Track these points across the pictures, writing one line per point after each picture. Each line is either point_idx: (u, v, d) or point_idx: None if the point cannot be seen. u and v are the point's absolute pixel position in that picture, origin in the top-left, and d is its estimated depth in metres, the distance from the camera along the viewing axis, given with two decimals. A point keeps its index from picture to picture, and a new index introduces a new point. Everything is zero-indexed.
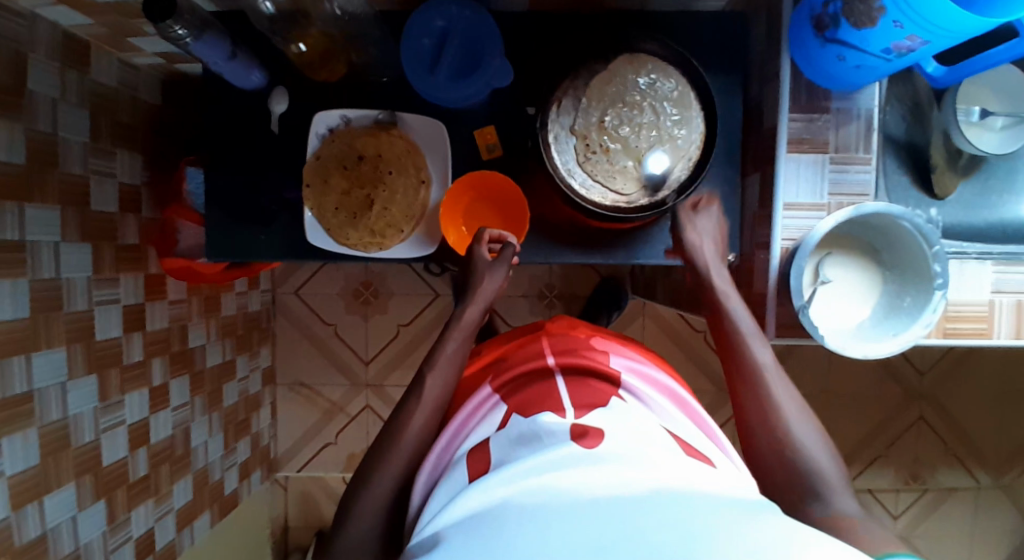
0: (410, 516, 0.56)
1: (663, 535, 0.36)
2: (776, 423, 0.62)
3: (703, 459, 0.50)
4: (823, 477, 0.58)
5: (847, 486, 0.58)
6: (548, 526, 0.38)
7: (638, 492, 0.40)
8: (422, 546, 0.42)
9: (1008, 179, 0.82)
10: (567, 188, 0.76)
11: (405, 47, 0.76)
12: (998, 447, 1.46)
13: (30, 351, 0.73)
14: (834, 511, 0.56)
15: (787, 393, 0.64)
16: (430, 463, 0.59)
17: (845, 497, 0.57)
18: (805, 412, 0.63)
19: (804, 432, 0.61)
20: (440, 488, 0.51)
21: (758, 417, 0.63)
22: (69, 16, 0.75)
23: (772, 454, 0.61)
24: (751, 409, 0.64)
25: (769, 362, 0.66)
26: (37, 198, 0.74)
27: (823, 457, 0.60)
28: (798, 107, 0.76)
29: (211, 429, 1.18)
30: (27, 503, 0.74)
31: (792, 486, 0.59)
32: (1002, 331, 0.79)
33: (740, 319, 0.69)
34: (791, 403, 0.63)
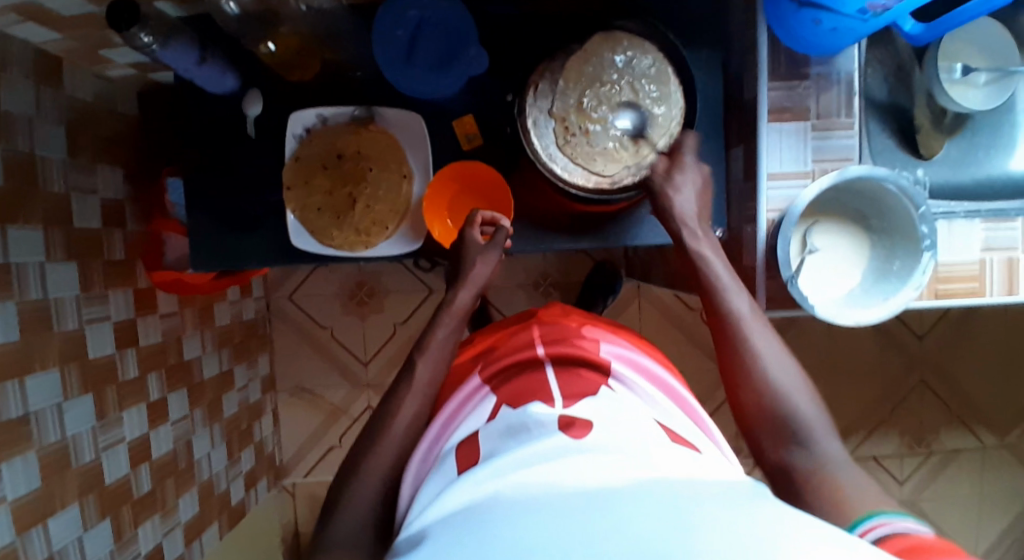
0: (399, 513, 0.56)
1: (645, 520, 0.35)
2: (758, 377, 0.63)
3: (690, 448, 0.50)
4: (806, 424, 0.60)
5: (830, 430, 0.60)
6: (531, 523, 0.37)
7: (623, 482, 0.40)
8: (410, 540, 0.42)
9: (995, 136, 0.82)
10: (549, 173, 0.75)
11: (377, 36, 0.75)
12: (1001, 406, 1.46)
13: (23, 373, 0.73)
14: (817, 457, 0.58)
15: (767, 344, 0.65)
16: (416, 461, 0.59)
17: (829, 441, 0.59)
18: (786, 362, 0.64)
19: (786, 382, 0.63)
20: (430, 486, 0.51)
21: (741, 373, 0.65)
22: (40, 33, 0.74)
23: (756, 406, 0.63)
24: (734, 365, 0.66)
25: (750, 317, 0.67)
26: (19, 218, 0.74)
27: (805, 406, 0.62)
28: (778, 76, 0.75)
29: (214, 440, 1.18)
30: (31, 526, 0.73)
31: (777, 436, 0.61)
32: (994, 289, 0.79)
33: (718, 273, 0.69)
34: (771, 355, 0.65)
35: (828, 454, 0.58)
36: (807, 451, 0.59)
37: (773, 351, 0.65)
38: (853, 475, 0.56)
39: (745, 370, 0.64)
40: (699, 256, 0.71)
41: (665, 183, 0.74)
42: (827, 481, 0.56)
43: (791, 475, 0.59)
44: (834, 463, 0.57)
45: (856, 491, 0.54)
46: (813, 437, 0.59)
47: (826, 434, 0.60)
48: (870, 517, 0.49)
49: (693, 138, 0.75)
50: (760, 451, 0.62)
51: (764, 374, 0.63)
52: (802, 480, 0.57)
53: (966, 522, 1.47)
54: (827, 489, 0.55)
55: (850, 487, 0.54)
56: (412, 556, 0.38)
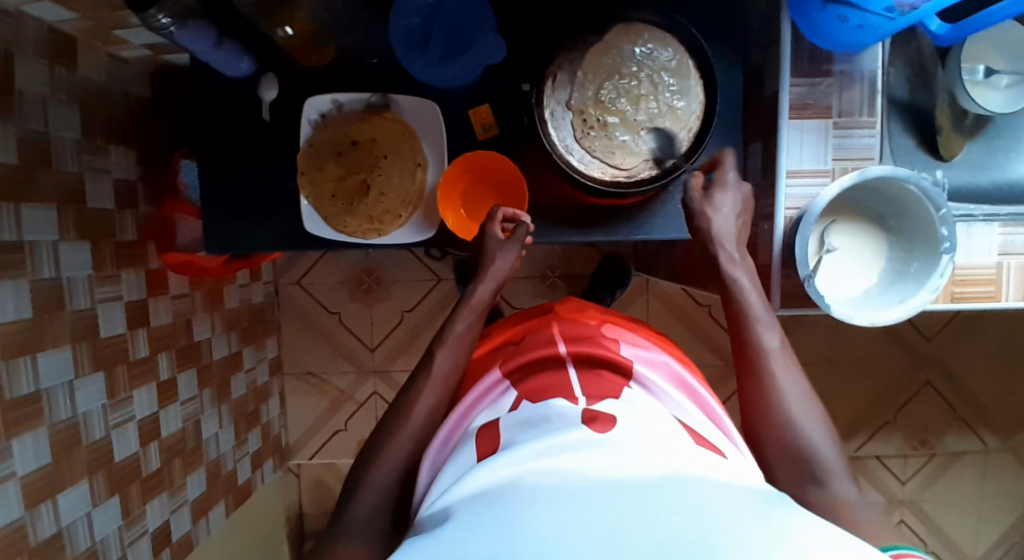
0: (417, 497, 0.57)
1: (673, 516, 0.36)
2: (785, 416, 0.62)
3: (715, 451, 0.50)
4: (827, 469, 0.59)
5: (849, 475, 0.60)
6: (563, 508, 0.37)
7: (648, 476, 0.40)
8: (430, 521, 0.42)
9: (1015, 138, 0.81)
10: (565, 165, 0.76)
11: (393, 29, 0.77)
12: (1008, 411, 1.46)
13: (35, 351, 0.73)
14: (834, 500, 0.58)
15: (793, 382, 0.64)
16: (435, 447, 0.59)
17: (846, 486, 0.59)
18: (812, 404, 0.63)
19: (810, 424, 0.62)
20: (450, 466, 0.52)
21: (763, 404, 0.64)
22: (56, 12, 0.73)
23: (778, 446, 0.62)
24: (756, 396, 0.65)
25: (777, 351, 0.66)
26: (33, 197, 0.74)
27: (826, 448, 0.61)
28: (800, 72, 0.74)
29: (221, 420, 1.19)
30: (41, 501, 0.74)
31: (796, 478, 0.60)
32: (1010, 294, 0.78)
33: (751, 303, 0.69)
34: (798, 397, 0.63)
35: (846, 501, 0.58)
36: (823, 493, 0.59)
37: (801, 393, 0.64)
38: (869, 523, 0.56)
39: (768, 409, 0.63)
40: (734, 283, 0.70)
41: (704, 202, 0.74)
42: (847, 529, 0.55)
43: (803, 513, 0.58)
44: (852, 512, 0.57)
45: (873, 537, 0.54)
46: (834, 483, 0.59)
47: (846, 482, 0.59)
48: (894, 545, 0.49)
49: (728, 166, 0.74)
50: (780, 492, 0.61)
51: (790, 414, 0.62)
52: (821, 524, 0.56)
53: (966, 524, 1.48)
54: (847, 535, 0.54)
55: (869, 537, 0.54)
56: (436, 533, 0.38)
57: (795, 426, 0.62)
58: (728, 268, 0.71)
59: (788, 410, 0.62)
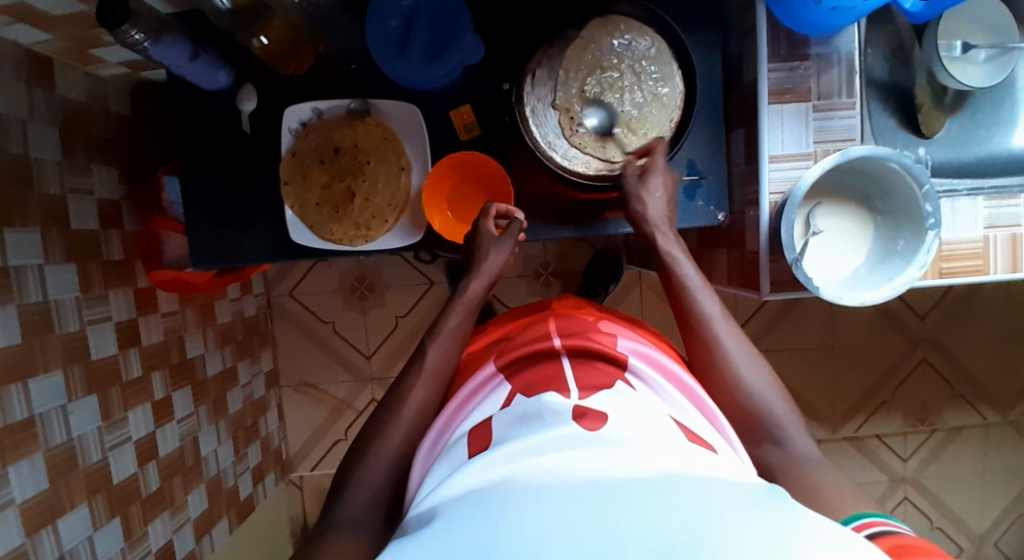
0: (409, 495, 0.56)
1: (663, 516, 0.36)
2: (734, 380, 0.64)
3: (707, 447, 0.50)
4: (783, 425, 0.63)
5: (803, 430, 0.63)
6: (551, 510, 0.37)
7: (639, 475, 0.40)
8: (419, 520, 0.42)
9: (996, 113, 0.81)
10: (550, 162, 0.76)
11: (370, 29, 0.74)
12: (1004, 383, 1.47)
13: (27, 376, 0.73)
14: (794, 455, 0.61)
15: (737, 344, 0.66)
16: (426, 444, 0.59)
17: (802, 440, 0.62)
18: (758, 363, 0.66)
19: (757, 384, 0.64)
20: (440, 465, 0.51)
21: (713, 371, 0.66)
22: (29, 33, 0.73)
23: (731, 408, 0.64)
24: (706, 363, 0.67)
25: (719, 318, 0.68)
26: (16, 221, 0.73)
27: (777, 405, 0.64)
28: (778, 57, 0.74)
29: (220, 436, 1.18)
30: (41, 527, 0.74)
31: (753, 435, 0.63)
32: (998, 267, 0.78)
33: (687, 274, 0.71)
34: (743, 358, 0.66)
35: (802, 451, 0.62)
36: (781, 450, 0.62)
37: (745, 354, 0.66)
38: (826, 472, 0.59)
39: (718, 375, 0.65)
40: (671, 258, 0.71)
41: (639, 186, 0.74)
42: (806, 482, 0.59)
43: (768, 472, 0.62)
44: (809, 464, 0.61)
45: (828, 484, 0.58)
46: (789, 437, 0.62)
47: (799, 432, 0.63)
48: (858, 517, 0.51)
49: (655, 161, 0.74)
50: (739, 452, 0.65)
51: (739, 377, 0.65)
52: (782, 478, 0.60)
53: (969, 499, 1.48)
54: (807, 485, 0.58)
55: (822, 482, 0.58)
56: (422, 535, 0.38)
57: (746, 388, 0.64)
58: (664, 246, 0.72)
59: (738, 374, 0.65)
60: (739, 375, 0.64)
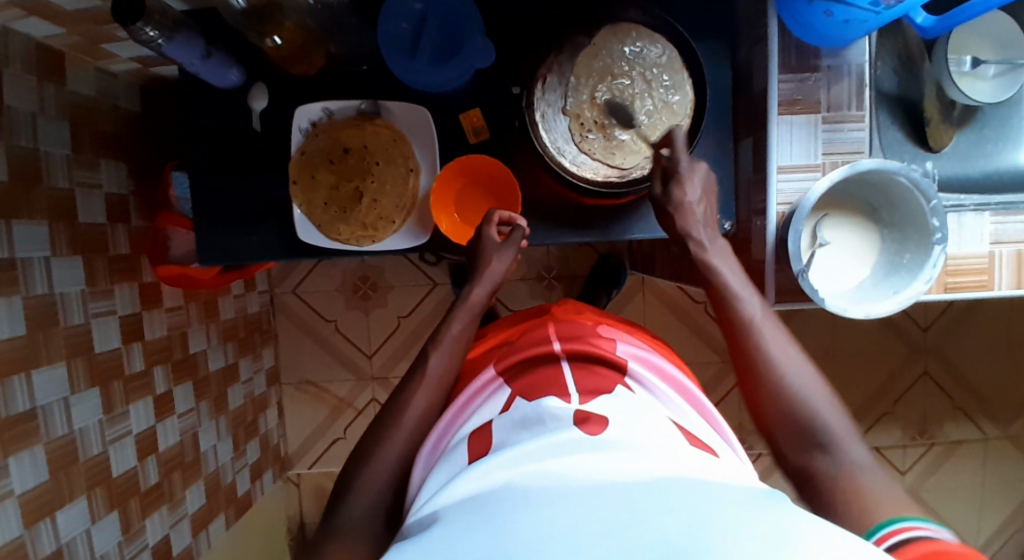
0: (410, 497, 0.57)
1: (660, 517, 0.36)
2: (778, 381, 0.62)
3: (708, 450, 0.50)
4: (830, 428, 0.60)
5: (856, 435, 0.60)
6: (550, 512, 0.37)
7: (637, 479, 0.40)
8: (419, 524, 0.42)
9: (1004, 128, 0.81)
10: (558, 166, 0.77)
11: (381, 32, 0.75)
12: (1005, 398, 1.47)
13: (30, 368, 0.73)
14: (846, 461, 0.58)
15: (780, 346, 0.65)
16: (427, 446, 0.60)
17: (855, 445, 0.59)
18: (803, 364, 0.64)
19: (802, 385, 0.62)
20: (440, 469, 0.52)
21: (755, 372, 0.64)
22: (41, 27, 0.73)
23: (774, 410, 0.62)
24: (747, 365, 0.65)
25: (761, 319, 0.67)
26: (24, 214, 0.73)
27: (825, 408, 0.61)
28: (788, 68, 0.74)
29: (220, 432, 1.18)
30: (40, 519, 0.74)
31: (799, 439, 0.60)
32: (1002, 283, 0.78)
33: (728, 276, 0.69)
34: (787, 358, 0.64)
35: (854, 459, 0.57)
36: (831, 456, 0.58)
37: (791, 356, 0.64)
38: (884, 482, 0.55)
39: (761, 376, 0.63)
40: (710, 260, 0.71)
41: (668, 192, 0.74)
42: (858, 492, 0.54)
43: (817, 481, 0.58)
44: (862, 472, 0.56)
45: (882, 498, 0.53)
46: (839, 443, 0.59)
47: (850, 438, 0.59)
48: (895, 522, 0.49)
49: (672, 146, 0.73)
50: (786, 458, 0.61)
51: (783, 378, 0.63)
52: (828, 488, 0.57)
53: (968, 513, 1.48)
54: (857, 499, 0.54)
55: (878, 492, 0.54)
56: (423, 538, 0.39)
57: (790, 390, 0.62)
58: (702, 249, 0.71)
59: (782, 374, 0.63)
60: (783, 376, 0.63)
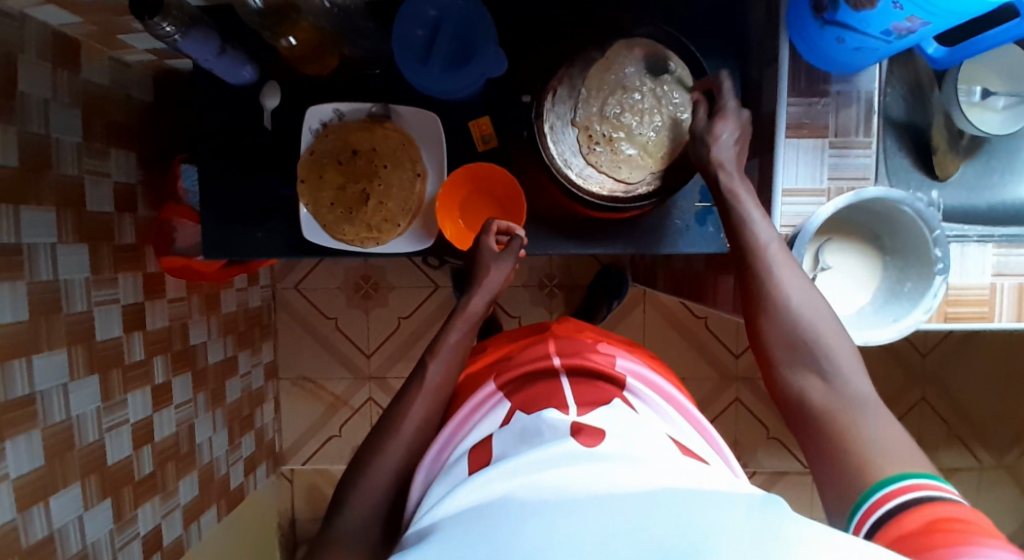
0: (410, 507, 0.58)
1: (656, 524, 0.36)
2: (784, 312, 0.61)
3: (700, 460, 0.51)
4: (833, 359, 0.59)
5: (858, 365, 0.59)
6: (547, 522, 0.38)
7: (634, 486, 0.40)
8: (417, 536, 0.43)
9: (1010, 160, 0.82)
10: (565, 179, 0.77)
11: (395, 34, 0.75)
12: (1001, 428, 1.46)
13: (31, 353, 0.74)
14: (843, 392, 0.57)
15: (792, 277, 0.63)
16: (429, 456, 0.60)
17: (855, 375, 0.58)
18: (815, 296, 0.62)
19: (811, 315, 0.61)
20: (440, 482, 0.52)
21: (763, 301, 0.63)
22: (58, 16, 0.74)
23: (777, 340, 0.61)
24: (755, 294, 0.63)
25: (775, 248, 0.65)
26: (32, 200, 0.74)
27: (829, 338, 0.60)
28: (797, 92, 0.74)
29: (216, 424, 1.19)
30: (33, 504, 0.74)
31: (798, 366, 0.60)
32: (1003, 315, 0.78)
33: (745, 204, 0.67)
34: (797, 289, 0.62)
35: (853, 390, 0.57)
36: (828, 386, 0.58)
37: (803, 289, 0.63)
38: (880, 417, 0.54)
39: (769, 305, 0.62)
40: (729, 188, 0.68)
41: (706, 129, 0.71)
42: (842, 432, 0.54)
43: (810, 412, 0.58)
44: (858, 405, 0.56)
45: (877, 434, 0.53)
46: (841, 375, 0.58)
47: (853, 370, 0.58)
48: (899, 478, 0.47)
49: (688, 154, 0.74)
50: (780, 382, 0.61)
51: (790, 310, 0.61)
52: (821, 414, 0.57)
53: None
54: (851, 432, 0.54)
55: (874, 429, 0.53)
56: (420, 550, 0.39)
57: (797, 321, 0.61)
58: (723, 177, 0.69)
59: (790, 308, 0.62)
60: (790, 307, 0.61)
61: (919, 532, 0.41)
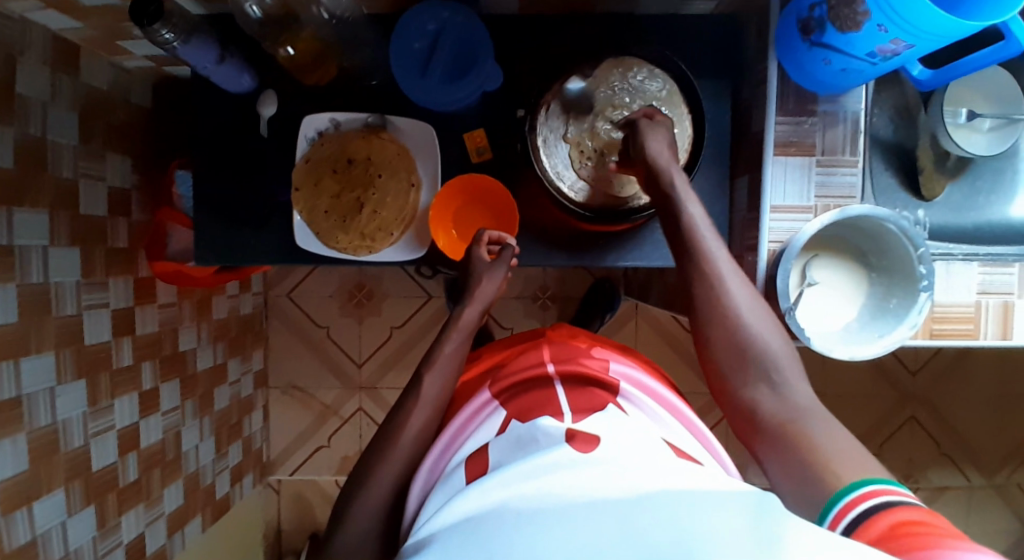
0: (407, 518, 0.59)
1: (650, 528, 0.36)
2: (732, 321, 0.62)
3: (693, 462, 0.51)
4: (780, 367, 0.60)
5: (801, 373, 0.61)
6: (542, 528, 0.38)
7: (630, 492, 0.40)
8: (416, 546, 0.43)
9: (996, 181, 0.83)
10: (556, 192, 0.77)
11: (394, 46, 0.76)
12: (990, 446, 1.47)
13: (19, 355, 0.73)
14: (790, 400, 0.59)
15: (739, 286, 0.64)
16: (427, 464, 0.61)
17: (798, 383, 0.60)
18: (760, 305, 0.63)
19: (759, 323, 0.62)
20: (440, 490, 0.53)
21: (712, 311, 0.63)
22: (59, 20, 0.74)
23: (726, 348, 0.62)
24: (703, 303, 0.64)
25: (724, 259, 0.65)
26: (26, 202, 0.74)
27: (776, 346, 0.61)
28: (785, 111, 0.76)
29: (203, 432, 1.18)
30: (16, 508, 0.73)
31: (745, 375, 0.61)
32: (988, 332, 0.79)
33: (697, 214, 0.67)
34: (745, 298, 0.63)
35: (797, 398, 0.59)
36: (777, 394, 0.60)
37: (748, 296, 0.64)
38: (826, 423, 0.56)
39: (716, 314, 0.63)
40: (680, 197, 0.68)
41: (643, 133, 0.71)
42: (800, 441, 0.55)
43: (760, 421, 0.59)
44: (805, 413, 0.58)
45: (829, 439, 0.54)
46: (787, 382, 0.60)
47: (796, 378, 0.60)
48: (858, 487, 0.48)
49: (638, 178, 0.72)
50: (727, 389, 0.62)
51: (738, 319, 0.62)
52: (769, 421, 0.58)
53: None
54: (800, 438, 0.55)
55: (824, 437, 0.55)
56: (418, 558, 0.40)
57: (745, 329, 0.62)
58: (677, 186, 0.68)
59: (738, 317, 0.62)
60: (738, 315, 0.62)
61: (885, 539, 0.42)
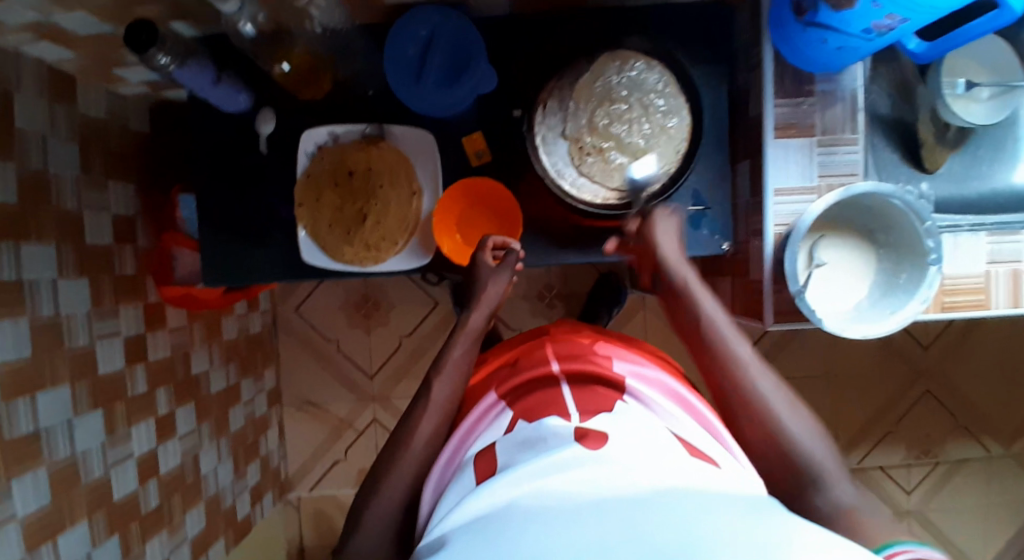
0: (421, 521, 0.58)
1: (656, 531, 0.36)
2: (769, 422, 0.60)
3: (709, 460, 0.50)
4: (824, 470, 0.58)
5: (845, 474, 0.58)
6: (551, 527, 0.38)
7: (636, 494, 0.40)
8: (430, 547, 0.43)
9: (997, 149, 0.82)
10: (558, 190, 0.78)
11: (388, 53, 0.75)
12: (1007, 417, 1.46)
13: (35, 391, 0.73)
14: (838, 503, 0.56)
15: (771, 387, 0.62)
16: (438, 467, 0.61)
17: (844, 486, 0.57)
18: (796, 405, 0.61)
19: (796, 426, 0.60)
20: (451, 490, 0.52)
21: (746, 413, 0.62)
22: (54, 51, 0.75)
23: (765, 453, 0.60)
24: (736, 406, 0.62)
25: (751, 360, 0.64)
26: (32, 235, 0.74)
27: (818, 449, 0.59)
28: (784, 93, 0.76)
29: (221, 454, 1.18)
30: (42, 542, 0.73)
31: (792, 479, 0.59)
32: (999, 301, 0.79)
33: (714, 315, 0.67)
34: (779, 398, 0.61)
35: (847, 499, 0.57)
36: (823, 496, 0.57)
37: (777, 386, 0.63)
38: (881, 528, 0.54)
39: (750, 415, 0.61)
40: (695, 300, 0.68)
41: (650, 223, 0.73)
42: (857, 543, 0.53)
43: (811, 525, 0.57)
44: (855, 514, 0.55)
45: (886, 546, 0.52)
46: (833, 483, 0.57)
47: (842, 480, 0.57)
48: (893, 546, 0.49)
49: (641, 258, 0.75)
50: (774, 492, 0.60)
51: (774, 419, 0.60)
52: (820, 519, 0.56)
53: (974, 533, 1.47)
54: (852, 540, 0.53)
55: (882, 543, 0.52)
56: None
57: (782, 429, 0.59)
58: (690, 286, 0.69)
59: (775, 418, 0.60)
60: (773, 414, 0.60)
61: None
